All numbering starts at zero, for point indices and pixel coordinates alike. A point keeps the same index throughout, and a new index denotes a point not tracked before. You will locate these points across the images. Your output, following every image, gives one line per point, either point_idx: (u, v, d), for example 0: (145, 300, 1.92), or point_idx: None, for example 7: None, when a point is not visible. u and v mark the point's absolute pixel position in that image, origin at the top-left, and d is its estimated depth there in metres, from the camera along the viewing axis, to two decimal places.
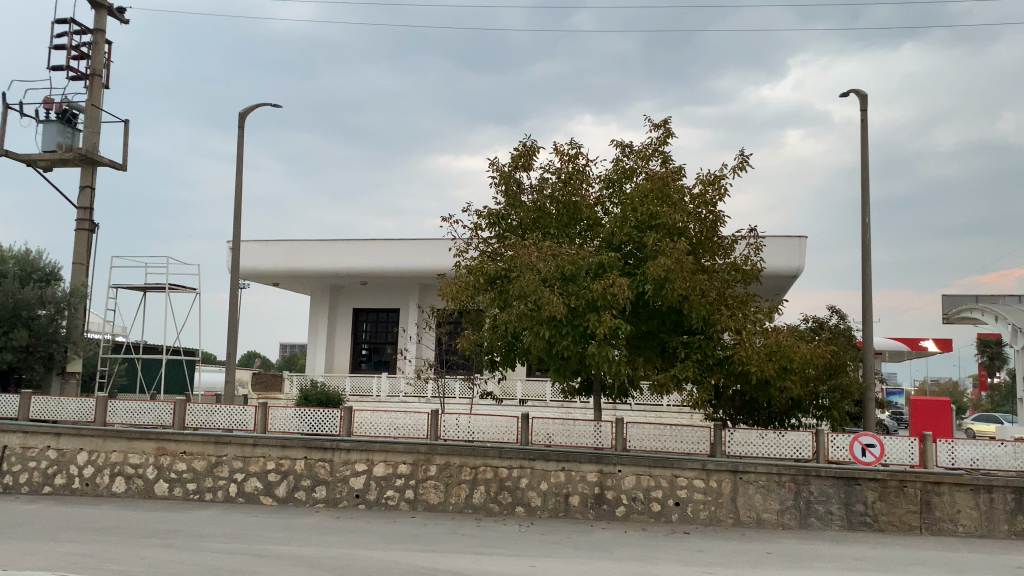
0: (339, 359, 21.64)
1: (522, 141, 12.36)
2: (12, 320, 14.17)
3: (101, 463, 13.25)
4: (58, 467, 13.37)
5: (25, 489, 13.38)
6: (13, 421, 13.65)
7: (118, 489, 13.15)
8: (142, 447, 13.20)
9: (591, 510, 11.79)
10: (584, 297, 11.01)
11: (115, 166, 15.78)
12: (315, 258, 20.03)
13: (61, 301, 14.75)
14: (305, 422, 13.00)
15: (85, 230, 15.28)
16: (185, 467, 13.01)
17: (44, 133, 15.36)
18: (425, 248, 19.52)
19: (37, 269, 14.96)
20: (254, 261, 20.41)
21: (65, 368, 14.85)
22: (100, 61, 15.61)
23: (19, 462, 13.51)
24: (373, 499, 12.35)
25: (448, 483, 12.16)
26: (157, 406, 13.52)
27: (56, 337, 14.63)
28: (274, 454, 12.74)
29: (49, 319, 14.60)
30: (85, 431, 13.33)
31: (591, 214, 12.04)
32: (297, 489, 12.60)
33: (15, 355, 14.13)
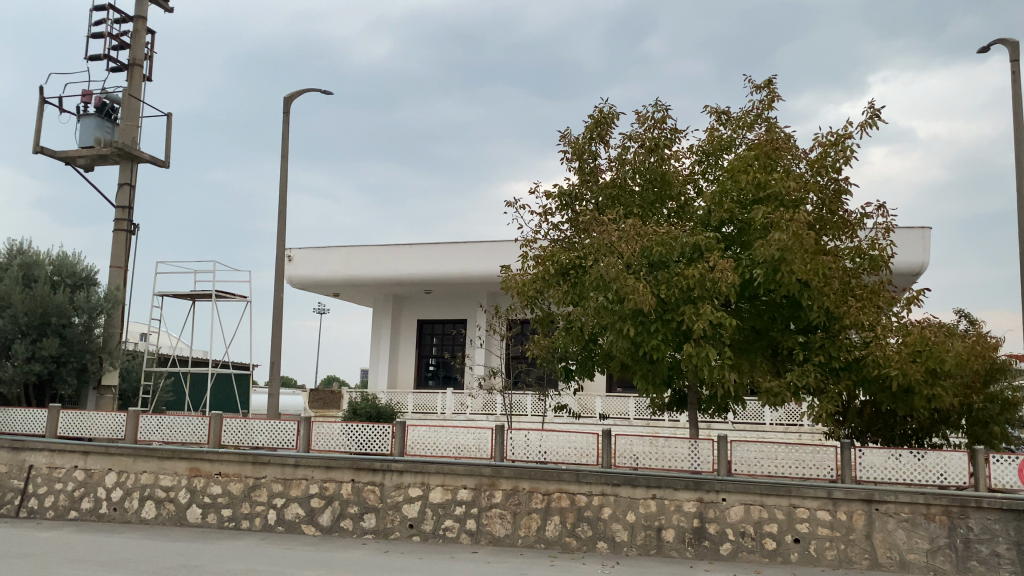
0: (405, 375, 20.03)
1: (598, 107, 10.47)
2: (41, 328, 12.96)
3: (131, 485, 11.82)
4: (85, 490, 11.99)
5: (50, 514, 12.05)
6: (39, 438, 12.36)
7: (148, 515, 11.68)
8: (174, 468, 11.69)
9: (688, 547, 9.71)
10: (677, 286, 9.00)
11: (156, 162, 14.60)
12: (376, 265, 18.53)
13: (96, 307, 13.56)
14: (353, 439, 11.26)
15: (123, 231, 14.06)
16: (220, 491, 11.45)
17: (82, 128, 14.29)
18: (493, 250, 17.76)
19: (71, 273, 13.78)
20: (311, 269, 19.01)
21: (101, 381, 13.72)
22: (141, 50, 14.53)
23: (45, 484, 12.17)
24: (429, 530, 10.51)
25: (517, 513, 10.25)
26: (192, 422, 12.03)
27: (90, 347, 13.46)
28: (317, 476, 11.04)
29: (83, 327, 13.44)
30: (114, 450, 11.92)
31: (682, 190, 10.09)
32: (342, 517, 10.86)
33: (45, 366, 12.91)
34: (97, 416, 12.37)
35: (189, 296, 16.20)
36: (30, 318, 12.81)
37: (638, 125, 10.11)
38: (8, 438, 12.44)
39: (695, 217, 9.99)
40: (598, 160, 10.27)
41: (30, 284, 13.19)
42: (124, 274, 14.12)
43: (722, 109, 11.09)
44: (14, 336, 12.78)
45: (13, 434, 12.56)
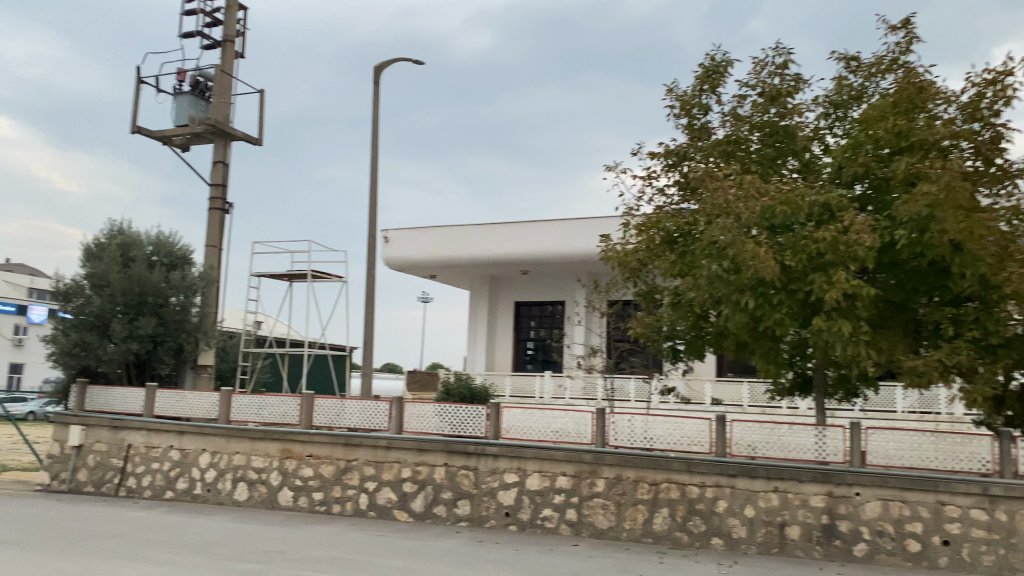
0: (503, 357, 19.44)
1: (709, 55, 9.42)
2: (139, 306, 12.91)
3: (224, 466, 11.57)
4: (181, 470, 11.84)
5: (148, 493, 11.97)
6: (137, 417, 12.27)
7: (241, 497, 11.39)
8: (265, 449, 11.35)
9: (816, 547, 8.63)
10: (804, 251, 7.90)
11: (250, 140, 14.38)
12: (472, 244, 17.92)
13: (193, 287, 13.45)
14: (446, 421, 10.62)
15: (218, 210, 13.89)
16: (311, 474, 11.00)
17: (177, 107, 14.20)
18: (593, 227, 16.85)
19: (168, 252, 13.70)
20: (406, 251, 18.56)
21: (198, 360, 13.62)
22: (233, 27, 14.31)
23: (143, 463, 12.10)
24: (526, 520, 9.79)
25: (622, 504, 9.39)
26: (283, 401, 11.57)
27: (186, 327, 13.37)
28: (409, 460, 10.47)
29: (180, 306, 13.36)
30: (207, 429, 11.69)
31: (807, 145, 8.96)
32: (435, 503, 10.25)
33: (143, 345, 12.86)
34: (192, 395, 12.15)
35: (285, 276, 15.99)
36: (127, 297, 12.77)
37: (755, 73, 9.01)
38: (108, 416, 12.42)
39: (821, 175, 8.82)
40: (709, 115, 9.25)
41: (129, 263, 13.18)
42: (219, 253, 13.96)
43: (852, 55, 9.84)
44: (112, 315, 12.77)
45: (113, 413, 12.54)
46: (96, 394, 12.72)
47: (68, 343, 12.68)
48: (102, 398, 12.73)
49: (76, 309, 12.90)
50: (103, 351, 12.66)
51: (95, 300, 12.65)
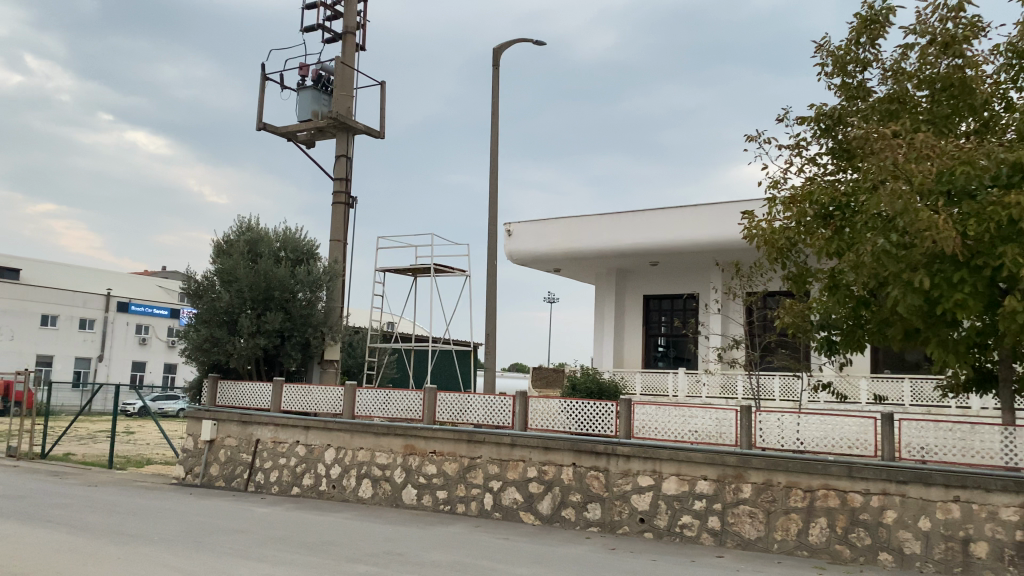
0: (632, 355, 18.52)
1: (866, 5, 8.32)
2: (266, 301, 12.90)
3: (348, 462, 11.25)
4: (307, 466, 11.65)
5: (275, 489, 11.86)
6: (265, 412, 12.21)
7: (365, 494, 11.04)
8: (388, 445, 10.96)
9: (1009, 568, 7.36)
10: (991, 219, 6.71)
11: (372, 133, 14.16)
12: (598, 235, 17.14)
13: (318, 281, 13.34)
14: (573, 418, 9.92)
15: (342, 204, 13.73)
16: (435, 471, 10.53)
17: (300, 103, 14.18)
18: (728, 212, 15.71)
19: (294, 247, 13.67)
20: (530, 244, 17.98)
21: (324, 355, 13.51)
22: (353, 19, 14.17)
23: (270, 458, 12.02)
24: (663, 527, 8.95)
25: (772, 512, 8.41)
26: (405, 395, 11.19)
27: (312, 321, 13.28)
28: (535, 459, 9.83)
29: (306, 301, 13.28)
30: (331, 424, 11.44)
31: (988, 100, 7.68)
32: (564, 506, 9.56)
33: (270, 340, 12.85)
34: (316, 390, 11.95)
35: (409, 270, 15.74)
36: (254, 292, 12.78)
37: (923, 19, 7.84)
38: (237, 411, 12.45)
39: (1009, 133, 7.54)
40: (870, 71, 8.22)
41: (256, 259, 13.21)
42: (343, 247, 13.82)
43: None
44: (241, 310, 12.82)
45: (242, 408, 12.57)
46: (226, 389, 12.78)
47: (199, 338, 12.83)
48: (232, 393, 12.78)
49: (207, 305, 13.04)
50: (232, 346, 12.72)
51: (224, 296, 12.74)
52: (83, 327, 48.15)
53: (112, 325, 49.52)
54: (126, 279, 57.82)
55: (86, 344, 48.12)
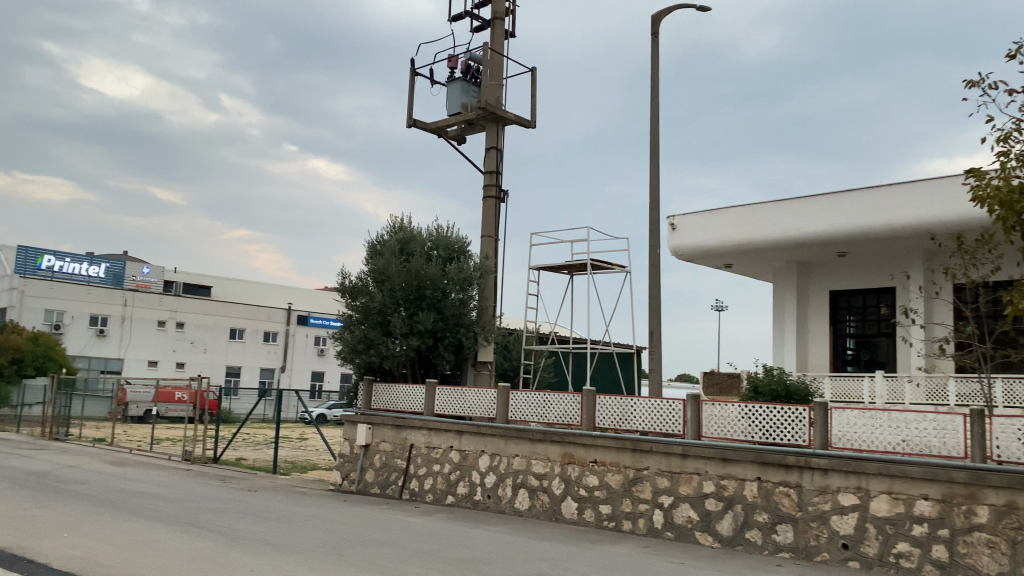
0: (818, 359, 16.64)
1: None
2: (418, 300, 12.37)
3: (503, 471, 10.37)
4: (460, 474, 10.85)
5: (429, 498, 11.12)
6: (418, 416, 11.59)
7: (522, 506, 10.09)
8: (546, 453, 10.01)
9: None
10: None
11: (524, 122, 13.35)
12: (775, 223, 15.47)
13: (470, 278, 12.64)
14: (756, 426, 8.54)
15: (493, 198, 12.97)
16: (597, 483, 9.44)
17: (449, 96, 13.61)
18: (928, 191, 13.62)
19: (446, 245, 13.06)
20: (697, 237, 16.55)
21: (478, 357, 12.78)
22: (502, 4, 13.46)
23: (424, 465, 11.33)
24: (873, 556, 7.42)
25: (1018, 543, 6.72)
26: (563, 399, 10.19)
27: (465, 322, 12.58)
28: (711, 472, 8.57)
29: (458, 299, 12.60)
30: (486, 430, 10.64)
31: None
32: (748, 526, 8.21)
33: (423, 341, 12.29)
34: (468, 393, 11.19)
35: (567, 268, 14.77)
36: (406, 291, 12.28)
37: None
38: (391, 414, 11.92)
39: None
40: None
41: (407, 257, 12.70)
42: (495, 243, 13.08)
43: None
44: (393, 310, 12.36)
45: (396, 411, 12.03)
46: (381, 392, 12.32)
47: (354, 339, 12.49)
48: (385, 397, 12.28)
49: (361, 306, 12.71)
50: (385, 348, 12.28)
51: (376, 295, 12.34)
52: (265, 339, 50.80)
53: (292, 338, 51.90)
54: (305, 294, 60.63)
55: (270, 356, 50.79)
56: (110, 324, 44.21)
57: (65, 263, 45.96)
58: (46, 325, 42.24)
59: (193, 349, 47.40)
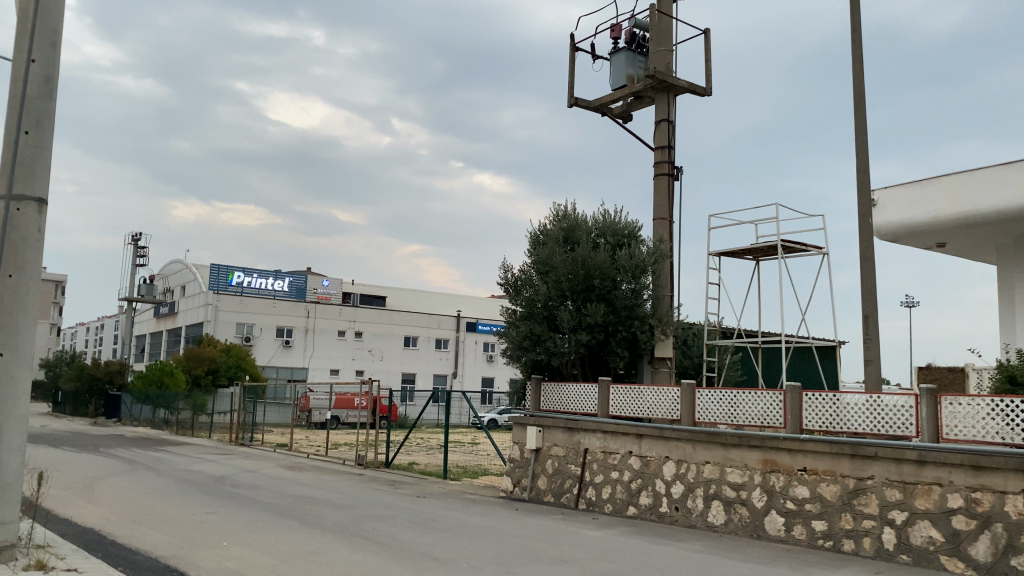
0: None
1: None
2: (586, 291, 11.30)
3: (693, 480, 9.10)
4: (642, 482, 9.64)
5: (608, 508, 9.96)
6: (592, 418, 10.50)
7: (716, 521, 8.77)
8: (743, 459, 8.66)
9: None
10: None
11: (696, 90, 12.04)
12: (1002, 190, 13.11)
13: (643, 266, 11.43)
14: (1015, 425, 6.82)
15: (665, 175, 11.73)
16: (808, 495, 8.00)
17: (613, 70, 12.58)
18: None
19: (614, 232, 11.92)
20: (903, 213, 14.43)
21: (655, 353, 11.54)
22: None
23: (601, 472, 10.16)
24: None
25: None
26: (760, 396, 8.79)
27: (639, 314, 11.39)
28: (959, 483, 6.94)
29: (631, 290, 11.42)
30: (670, 433, 9.43)
31: None
32: (1013, 551, 6.52)
33: (593, 335, 11.22)
34: (648, 392, 10.01)
35: (753, 252, 13.24)
36: (573, 281, 11.25)
37: None
38: (563, 416, 10.86)
39: None
40: None
41: (572, 246, 11.67)
42: (670, 225, 11.80)
43: None
44: (560, 302, 11.37)
45: (569, 412, 10.96)
46: (551, 393, 11.33)
47: (519, 335, 11.60)
48: (556, 397, 11.26)
49: (525, 299, 11.81)
50: (553, 344, 11.32)
51: (541, 287, 11.38)
52: (437, 347, 51.60)
53: (463, 344, 52.40)
54: (474, 302, 61.25)
55: (442, 362, 51.56)
56: (294, 335, 46.37)
57: (253, 279, 48.74)
58: (239, 338, 44.87)
59: (370, 357, 48.88)
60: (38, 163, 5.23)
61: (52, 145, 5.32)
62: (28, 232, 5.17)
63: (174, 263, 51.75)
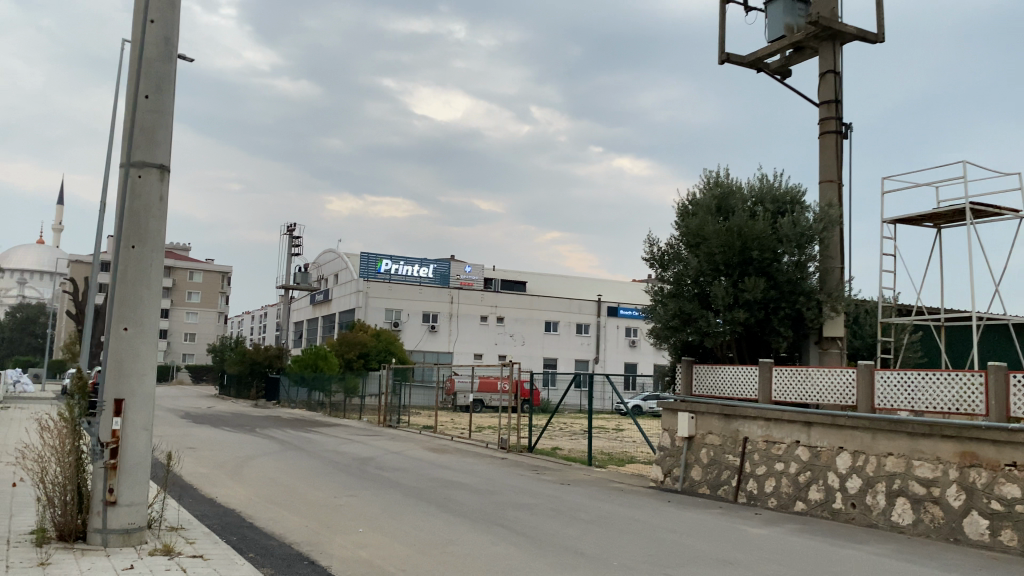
0: None
1: None
2: (743, 264, 10.30)
3: (873, 474, 8.02)
4: (812, 475, 8.62)
5: (772, 503, 8.99)
6: (752, 404, 9.55)
7: (902, 521, 7.66)
8: (935, 452, 7.51)
9: None
10: None
11: (866, 36, 10.78)
12: None
13: (807, 236, 10.30)
14: None
15: (832, 133, 10.57)
16: (1019, 495, 6.78)
17: (769, 20, 11.58)
18: None
19: (774, 199, 10.83)
20: None
21: (824, 333, 10.39)
22: None
23: (763, 463, 9.21)
24: None
25: None
26: (954, 379, 7.59)
27: (804, 289, 10.28)
28: None
29: (794, 263, 10.33)
30: (844, 421, 8.37)
31: None
32: None
33: (751, 314, 10.22)
34: (817, 375, 8.97)
35: (934, 218, 11.75)
36: (727, 253, 10.26)
37: None
38: (718, 402, 9.95)
39: None
40: None
41: (727, 215, 10.68)
42: (839, 188, 10.59)
43: None
44: (713, 277, 10.40)
45: (725, 397, 10.04)
46: (704, 376, 10.44)
47: (668, 314, 10.76)
48: (710, 380, 10.37)
49: (673, 275, 10.92)
50: (705, 323, 10.37)
51: (692, 261, 10.48)
52: (580, 332, 51.01)
53: (605, 329, 51.51)
54: (615, 286, 60.19)
55: (584, 347, 50.93)
56: (439, 320, 47.12)
57: (400, 266, 49.84)
58: (387, 323, 46.07)
59: (512, 342, 48.97)
60: (159, 128, 4.96)
61: (173, 109, 5.06)
62: (151, 200, 4.91)
63: (327, 252, 53.81)
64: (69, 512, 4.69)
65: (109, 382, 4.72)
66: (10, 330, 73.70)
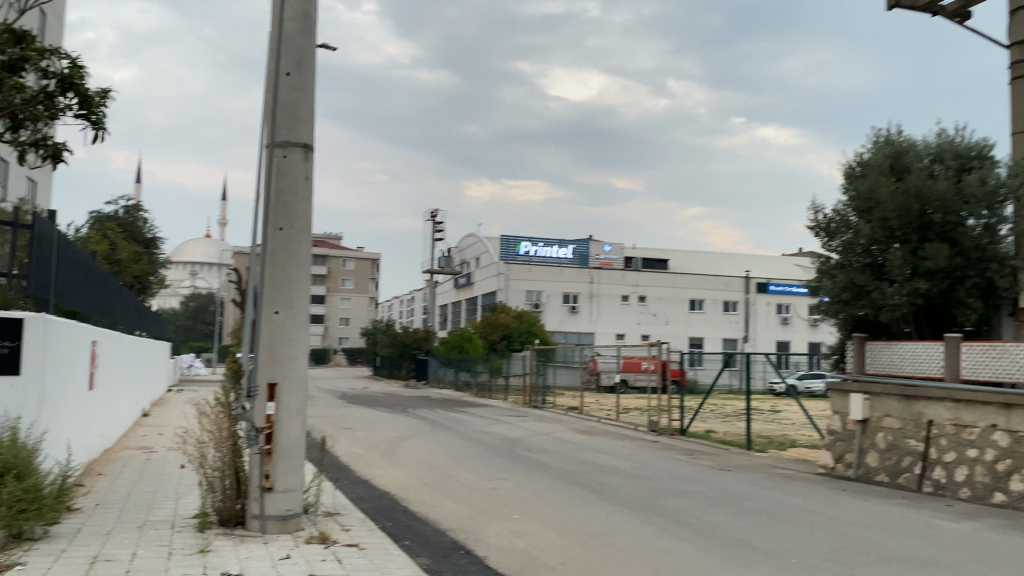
0: None
1: None
2: (923, 229, 9.32)
3: None
4: (1013, 463, 7.61)
5: (964, 494, 8.03)
6: (938, 384, 8.60)
7: None
8: None
9: None
10: None
11: None
12: None
13: (999, 194, 9.18)
14: None
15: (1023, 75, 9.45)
16: None
17: None
18: None
19: (956, 154, 9.73)
20: None
21: (1020, 304, 9.27)
22: None
23: (953, 449, 8.26)
24: None
25: None
26: None
27: (996, 254, 9.17)
28: None
29: (983, 226, 9.24)
30: None
31: None
32: None
33: (934, 284, 9.24)
34: (1017, 350, 7.95)
35: None
36: (904, 218, 9.31)
37: None
38: (898, 382, 9.05)
39: None
40: None
41: (902, 175, 9.70)
42: None
43: None
44: (888, 244, 9.48)
45: (906, 376, 9.11)
46: (880, 354, 9.55)
47: (837, 286, 9.92)
48: (888, 358, 9.44)
49: (842, 243, 10.06)
50: (880, 296, 9.47)
51: (863, 227, 9.58)
52: (727, 309, 49.26)
53: (754, 306, 49.48)
54: (763, 262, 57.69)
55: (731, 326, 49.18)
56: (580, 301, 46.81)
57: (540, 248, 49.80)
58: (528, 305, 46.23)
59: (656, 321, 47.98)
60: (302, 106, 4.84)
61: (316, 86, 4.92)
62: (297, 179, 4.79)
63: (468, 236, 54.57)
64: (228, 498, 4.67)
65: (262, 366, 4.63)
66: (184, 317, 79.60)
